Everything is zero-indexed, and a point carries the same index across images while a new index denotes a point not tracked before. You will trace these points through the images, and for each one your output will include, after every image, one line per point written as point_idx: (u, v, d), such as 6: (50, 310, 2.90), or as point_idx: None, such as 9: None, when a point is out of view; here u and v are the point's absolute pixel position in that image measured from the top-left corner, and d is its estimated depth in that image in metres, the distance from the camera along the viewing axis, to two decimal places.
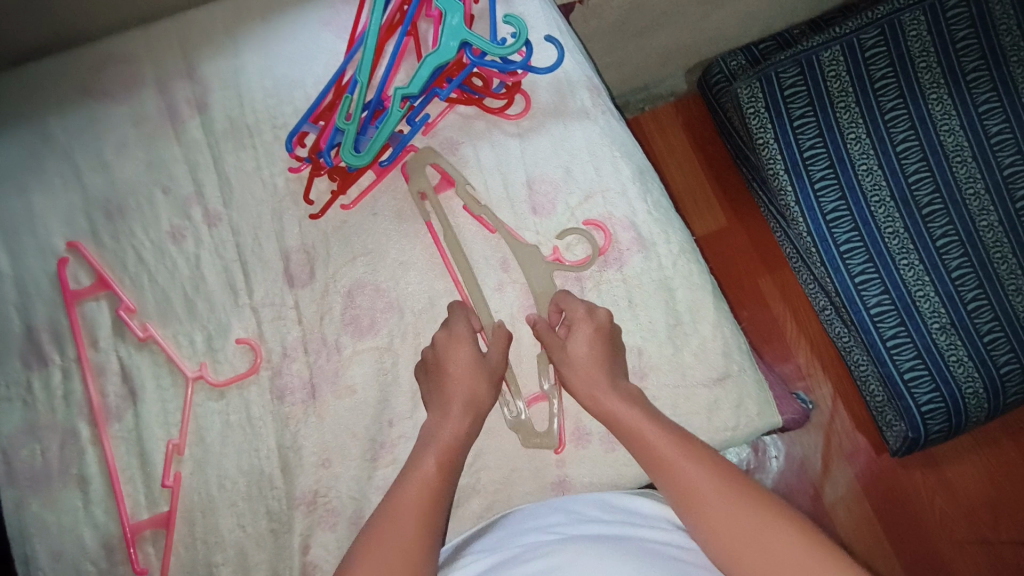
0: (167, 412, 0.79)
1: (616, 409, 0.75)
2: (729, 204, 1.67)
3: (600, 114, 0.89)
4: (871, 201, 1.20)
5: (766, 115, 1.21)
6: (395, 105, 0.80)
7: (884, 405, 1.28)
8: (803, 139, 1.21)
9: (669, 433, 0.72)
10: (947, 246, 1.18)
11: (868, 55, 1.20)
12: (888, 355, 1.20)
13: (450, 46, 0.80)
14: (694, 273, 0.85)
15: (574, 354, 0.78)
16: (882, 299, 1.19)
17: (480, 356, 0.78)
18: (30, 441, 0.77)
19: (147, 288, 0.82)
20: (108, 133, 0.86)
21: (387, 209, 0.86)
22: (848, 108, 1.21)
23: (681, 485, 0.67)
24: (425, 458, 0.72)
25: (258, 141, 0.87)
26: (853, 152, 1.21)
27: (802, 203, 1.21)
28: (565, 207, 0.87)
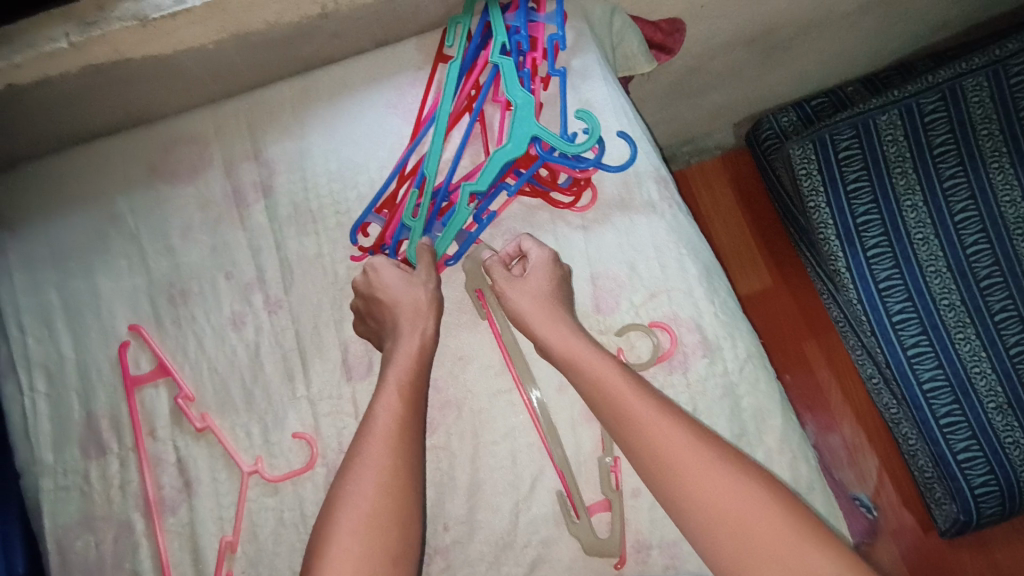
0: (221, 506, 0.78)
1: (592, 363, 0.71)
2: (775, 263, 1.63)
3: (668, 208, 0.87)
4: (926, 271, 1.16)
5: (819, 178, 1.19)
6: (463, 203, 0.80)
7: (933, 483, 1.23)
8: (856, 205, 1.18)
9: (644, 393, 0.69)
10: (1006, 322, 1.12)
11: (927, 120, 1.16)
12: (941, 435, 1.15)
13: (521, 140, 0.79)
14: (760, 380, 0.82)
15: (535, 285, 0.78)
16: (936, 374, 1.15)
17: (407, 276, 0.80)
18: (85, 532, 0.77)
19: (206, 375, 0.82)
20: (174, 215, 0.86)
21: (448, 302, 0.84)
22: (905, 174, 1.17)
23: (652, 449, 0.65)
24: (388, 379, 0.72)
25: (321, 228, 0.86)
26: (908, 220, 1.17)
27: (854, 270, 1.17)
28: (629, 305, 0.84)
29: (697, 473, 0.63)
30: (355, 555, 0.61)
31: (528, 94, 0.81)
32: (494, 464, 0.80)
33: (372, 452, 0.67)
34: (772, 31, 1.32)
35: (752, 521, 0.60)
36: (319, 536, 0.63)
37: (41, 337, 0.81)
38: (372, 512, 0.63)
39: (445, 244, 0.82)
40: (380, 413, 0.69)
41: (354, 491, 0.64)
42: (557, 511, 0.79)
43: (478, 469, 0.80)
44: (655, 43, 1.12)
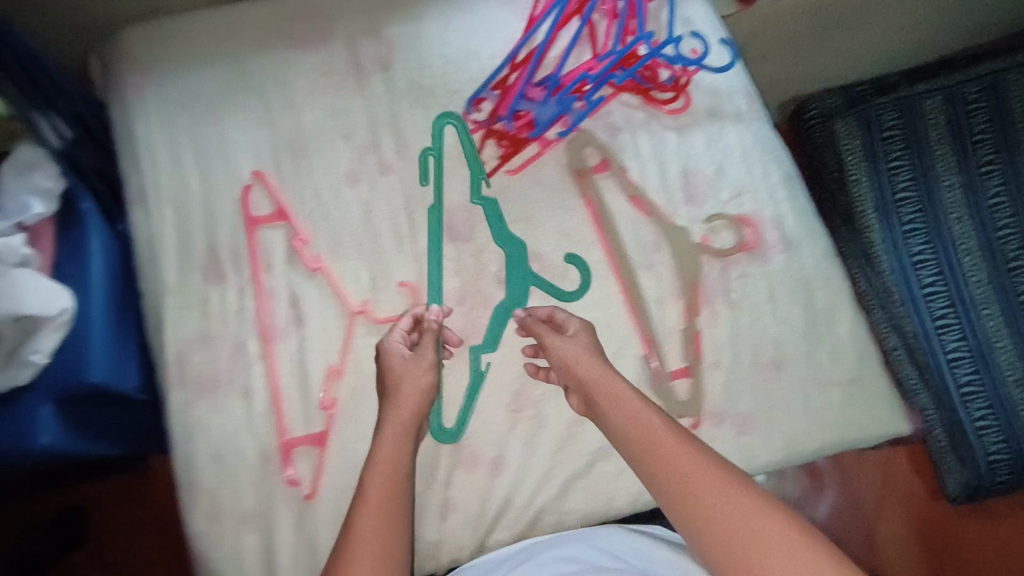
0: (327, 339, 0.84)
1: (629, 401, 0.68)
2: None
3: (754, 119, 0.94)
4: (959, 248, 1.15)
5: (861, 152, 1.20)
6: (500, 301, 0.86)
7: (947, 455, 1.19)
8: (896, 179, 1.18)
9: (673, 430, 0.64)
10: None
11: (969, 106, 1.18)
12: (960, 403, 1.13)
13: (519, 296, 0.86)
14: (832, 278, 0.88)
15: (569, 354, 0.74)
16: (959, 346, 1.14)
17: (414, 356, 0.77)
18: (204, 349, 0.83)
19: (321, 223, 0.87)
20: (298, 78, 0.92)
21: (548, 180, 0.90)
22: (945, 155, 1.18)
23: (672, 475, 0.61)
24: (389, 425, 0.70)
25: (433, 102, 0.92)
26: (945, 200, 1.17)
27: (887, 242, 1.17)
28: (716, 200, 0.90)
29: (723, 502, 0.58)
30: None
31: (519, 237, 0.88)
32: None
33: (371, 498, 0.64)
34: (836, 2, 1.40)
35: (784, 551, 0.54)
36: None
37: (171, 173, 0.87)
38: (380, 549, 0.60)
39: (467, 416, 0.82)
40: (378, 451, 0.68)
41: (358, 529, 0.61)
42: (640, 374, 0.85)
43: None
44: None
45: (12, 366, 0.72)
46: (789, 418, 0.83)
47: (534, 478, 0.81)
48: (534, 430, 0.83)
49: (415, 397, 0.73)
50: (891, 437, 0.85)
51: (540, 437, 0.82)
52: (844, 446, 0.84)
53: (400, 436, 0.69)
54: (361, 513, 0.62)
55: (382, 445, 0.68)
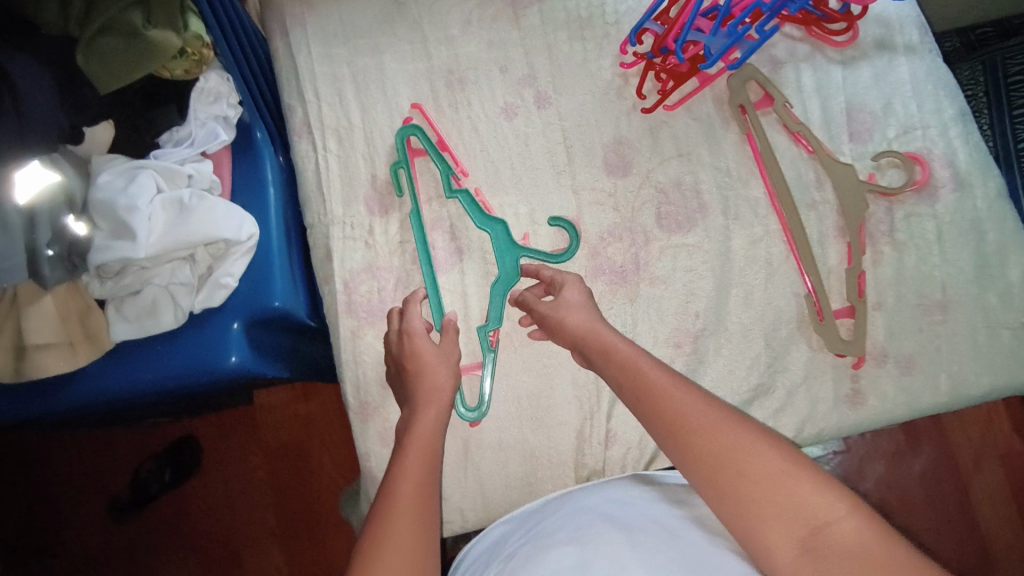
0: (488, 273, 0.85)
1: (624, 351, 0.66)
2: None
3: (927, 51, 0.90)
4: None
5: (983, 100, 1.11)
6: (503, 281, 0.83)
7: None
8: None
9: (667, 372, 0.62)
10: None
11: None
12: None
13: (513, 267, 0.84)
14: (1006, 220, 0.85)
15: (568, 300, 0.74)
16: None
17: (437, 345, 0.75)
18: (369, 278, 0.84)
19: (480, 156, 0.88)
20: (455, 10, 0.91)
21: (705, 117, 0.89)
22: None
23: (667, 418, 0.58)
24: (424, 410, 0.68)
25: (590, 35, 0.91)
26: None
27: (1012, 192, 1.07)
28: (882, 137, 0.87)
29: (703, 421, 0.56)
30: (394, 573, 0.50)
31: (502, 218, 0.86)
32: (744, 265, 0.85)
33: (410, 463, 0.61)
34: None
35: (779, 483, 0.50)
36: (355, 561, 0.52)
37: (334, 105, 0.88)
38: (414, 503, 0.57)
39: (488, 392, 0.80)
40: (416, 430, 0.65)
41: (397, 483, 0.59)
42: (801, 313, 0.84)
43: (729, 270, 0.85)
44: None
45: (206, 288, 0.75)
46: (954, 360, 0.82)
47: None
48: (695, 365, 0.82)
49: (444, 379, 0.72)
50: None
51: (700, 372, 0.82)
52: (1011, 390, 0.82)
53: (439, 418, 0.68)
54: (400, 482, 0.59)
55: (419, 422, 0.66)
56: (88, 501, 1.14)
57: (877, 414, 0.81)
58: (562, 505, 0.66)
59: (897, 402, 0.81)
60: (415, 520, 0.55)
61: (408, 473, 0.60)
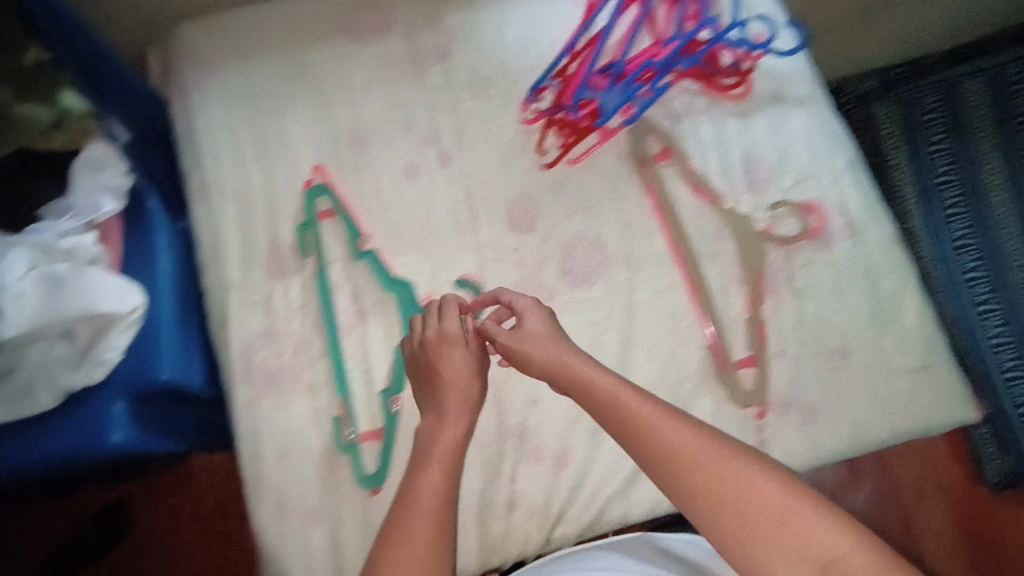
0: (391, 335, 0.84)
1: (594, 378, 0.61)
2: None
3: (818, 102, 0.92)
4: (1000, 232, 1.09)
5: (900, 137, 1.19)
6: (406, 344, 0.83)
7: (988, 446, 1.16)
8: (936, 164, 1.15)
9: (644, 397, 0.58)
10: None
11: (1012, 89, 1.14)
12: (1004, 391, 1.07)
13: None
14: (899, 265, 0.87)
15: (529, 331, 0.66)
16: (1001, 332, 1.08)
17: (478, 359, 0.68)
18: (268, 344, 0.82)
19: (382, 216, 0.87)
20: (358, 71, 0.91)
21: (608, 171, 0.89)
22: (984, 137, 1.13)
23: (657, 452, 0.55)
24: (439, 437, 0.62)
25: (492, 93, 0.91)
26: (986, 179, 1.11)
27: (929, 225, 1.13)
28: (778, 187, 0.89)
29: (698, 458, 0.53)
30: None
31: (407, 279, 0.85)
32: (648, 318, 0.85)
33: (420, 488, 0.58)
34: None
35: (783, 515, 0.50)
36: None
37: (234, 168, 0.87)
38: (433, 531, 0.54)
39: (390, 455, 0.80)
40: (429, 456, 0.61)
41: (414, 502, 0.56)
42: (704, 365, 0.84)
43: (633, 323, 0.85)
44: None
45: (85, 365, 0.72)
46: (856, 407, 0.82)
47: (600, 472, 0.81)
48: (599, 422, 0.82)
49: (461, 398, 0.65)
50: (960, 426, 0.84)
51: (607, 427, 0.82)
52: (913, 434, 0.83)
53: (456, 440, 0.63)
54: (416, 502, 0.56)
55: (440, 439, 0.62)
56: (19, 562, 1.08)
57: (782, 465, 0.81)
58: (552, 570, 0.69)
59: (800, 452, 0.81)
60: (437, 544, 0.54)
61: (425, 488, 0.58)
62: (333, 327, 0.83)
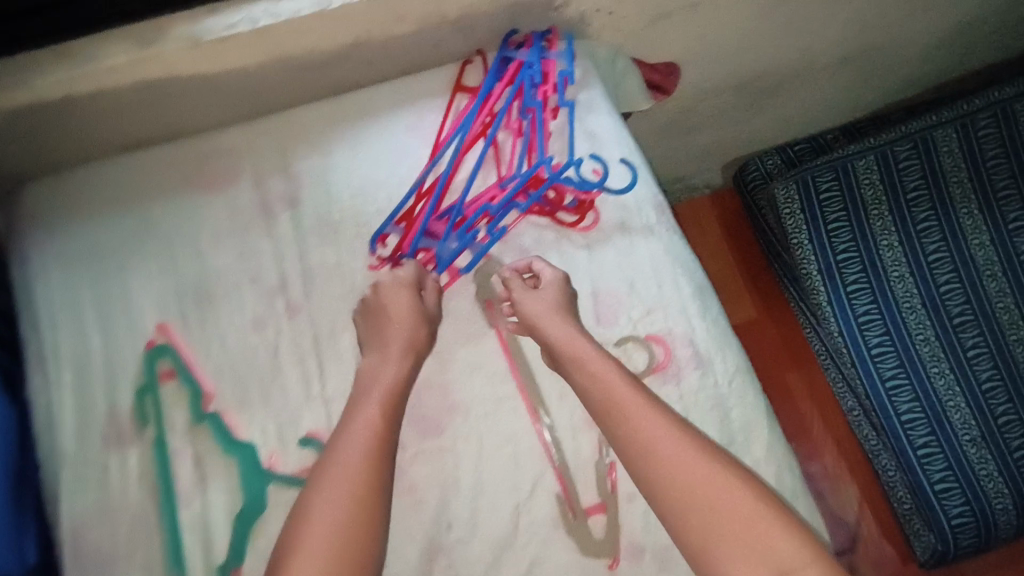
0: (233, 501, 0.81)
1: (603, 373, 0.77)
2: (760, 296, 1.80)
3: (664, 231, 0.94)
4: (903, 308, 1.40)
5: (800, 216, 1.45)
6: (246, 510, 0.81)
7: (912, 515, 1.41)
8: (837, 242, 1.44)
9: (638, 390, 0.76)
10: (977, 354, 1.37)
11: (901, 165, 1.44)
12: (918, 464, 1.36)
13: (257, 493, 0.81)
14: (747, 393, 0.88)
15: (546, 296, 0.84)
16: (912, 406, 1.37)
17: (418, 301, 0.85)
18: (102, 521, 0.80)
19: (226, 373, 0.86)
20: (205, 223, 0.91)
21: (458, 312, 0.90)
22: (882, 216, 1.44)
23: (642, 436, 0.72)
24: (358, 418, 0.75)
25: (341, 238, 0.92)
26: (885, 259, 1.42)
27: (835, 300, 1.43)
28: (627, 319, 0.90)
29: (688, 466, 0.69)
30: (327, 547, 0.64)
31: (251, 439, 0.83)
32: (498, 465, 0.84)
33: (330, 488, 0.68)
34: (757, 79, 1.43)
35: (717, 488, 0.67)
36: (286, 545, 0.66)
37: (71, 331, 0.85)
38: (358, 468, 0.70)
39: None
40: (348, 437, 0.73)
41: (348, 437, 0.73)
42: (555, 514, 0.83)
43: (482, 472, 0.84)
44: (654, 83, 1.21)
45: None
46: None
47: None
48: None
49: (391, 378, 0.79)
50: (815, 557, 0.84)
51: None
52: None
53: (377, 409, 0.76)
54: (345, 458, 0.71)
55: (383, 374, 0.80)
56: None
57: None
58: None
59: None
60: (367, 474, 0.70)
61: (358, 439, 0.73)
62: (172, 496, 0.81)
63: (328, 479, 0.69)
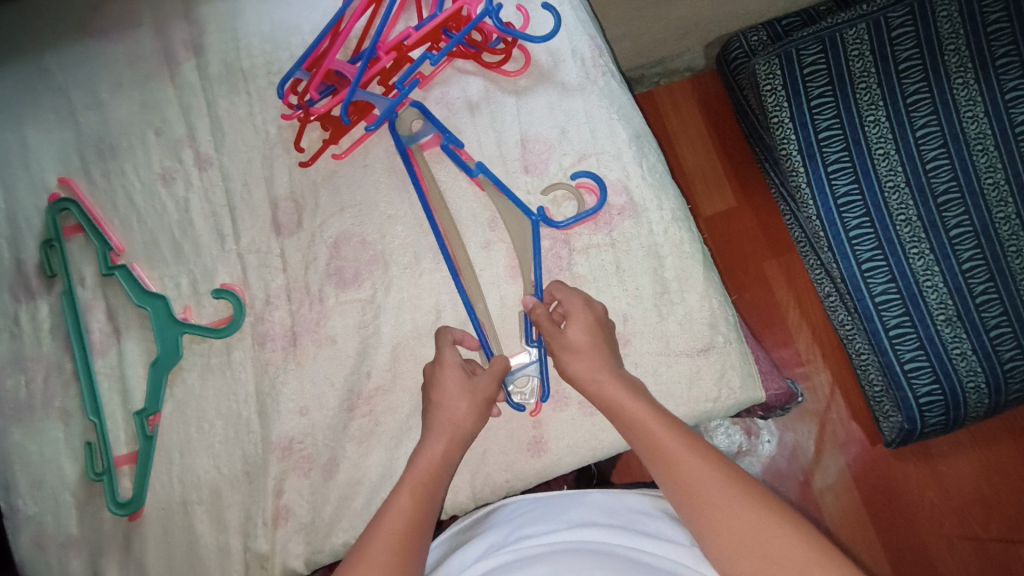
0: (148, 353, 0.81)
1: (621, 395, 0.70)
2: (727, 157, 1.30)
3: (600, 76, 0.86)
4: (885, 187, 1.00)
5: (782, 93, 1.02)
6: (162, 363, 0.79)
7: (881, 395, 1.08)
8: (819, 118, 1.01)
9: (663, 416, 0.68)
10: (960, 238, 0.99)
11: (894, 34, 0.99)
12: (889, 346, 1.01)
13: (171, 345, 0.80)
14: (685, 242, 0.83)
15: (575, 340, 0.74)
16: (888, 289, 1.00)
17: (468, 378, 0.75)
18: (16, 371, 0.80)
19: (136, 228, 0.83)
20: (104, 72, 0.85)
21: (379, 162, 0.84)
22: (869, 90, 1.00)
23: (662, 452, 0.65)
24: (417, 465, 0.70)
25: (252, 86, 0.85)
26: (870, 136, 1.00)
27: (814, 185, 1.02)
28: (558, 168, 0.85)
29: (710, 480, 0.61)
30: None
31: (163, 292, 0.81)
32: (419, 317, 0.81)
33: (372, 546, 0.62)
34: None
35: (714, 498, 0.60)
36: None
37: None
38: (403, 532, 0.63)
39: (147, 477, 0.78)
40: (416, 469, 0.69)
41: (390, 511, 0.65)
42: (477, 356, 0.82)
43: (402, 322, 0.81)
44: None
45: None
46: None
47: (370, 480, 0.78)
48: (370, 428, 0.79)
49: (443, 445, 0.71)
50: (747, 404, 0.81)
51: (376, 435, 0.79)
52: (696, 419, 0.80)
53: (437, 451, 0.71)
54: (388, 517, 0.64)
55: (425, 452, 0.71)
56: None
57: (562, 459, 0.80)
58: (560, 507, 0.69)
59: (576, 444, 0.80)
60: (408, 537, 0.63)
61: (398, 508, 0.65)
62: (81, 353, 0.79)
63: (372, 543, 0.62)
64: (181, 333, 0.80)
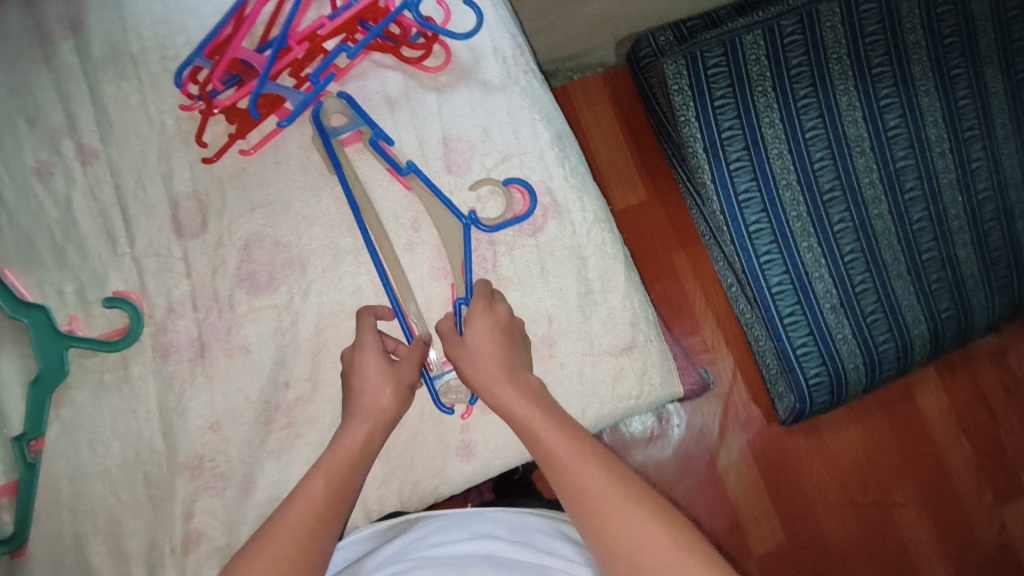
0: (28, 370, 0.72)
1: (515, 399, 0.66)
2: (638, 152, 1.35)
3: (521, 75, 0.86)
4: (780, 183, 1.07)
5: (689, 93, 1.06)
6: (44, 381, 0.71)
7: (775, 377, 1.17)
8: (722, 118, 1.06)
9: (558, 419, 0.64)
10: (841, 231, 1.08)
11: (786, 42, 1.06)
12: (783, 331, 1.08)
13: (54, 361, 0.72)
14: (606, 243, 0.85)
15: (474, 342, 0.71)
16: (782, 279, 1.07)
17: (390, 365, 0.70)
18: None
19: (6, 229, 0.73)
20: None
21: (292, 159, 0.79)
22: (766, 93, 1.06)
23: (554, 457, 0.60)
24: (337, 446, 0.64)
25: (144, 73, 0.78)
26: (767, 136, 1.06)
27: (718, 181, 1.06)
28: (481, 167, 0.84)
29: (600, 486, 0.57)
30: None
31: (43, 302, 0.73)
32: (339, 323, 0.77)
33: (277, 533, 0.55)
34: None
35: (604, 505, 0.56)
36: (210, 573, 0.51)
37: None
38: (317, 513, 0.57)
39: (30, 510, 0.69)
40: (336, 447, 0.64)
41: (303, 490, 0.59)
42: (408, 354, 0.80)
43: (322, 328, 0.77)
44: None
45: None
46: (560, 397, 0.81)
47: None
48: (289, 440, 0.75)
49: (364, 433, 0.65)
50: (665, 398, 0.85)
51: (296, 448, 0.75)
52: (619, 415, 0.83)
53: (360, 437, 0.65)
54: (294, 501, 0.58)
55: (346, 437, 0.65)
56: None
57: (489, 459, 0.80)
58: (464, 520, 0.69)
59: (504, 446, 0.80)
60: (321, 516, 0.57)
61: (310, 490, 0.59)
62: None
63: (276, 531, 0.55)
64: (67, 348, 0.72)
